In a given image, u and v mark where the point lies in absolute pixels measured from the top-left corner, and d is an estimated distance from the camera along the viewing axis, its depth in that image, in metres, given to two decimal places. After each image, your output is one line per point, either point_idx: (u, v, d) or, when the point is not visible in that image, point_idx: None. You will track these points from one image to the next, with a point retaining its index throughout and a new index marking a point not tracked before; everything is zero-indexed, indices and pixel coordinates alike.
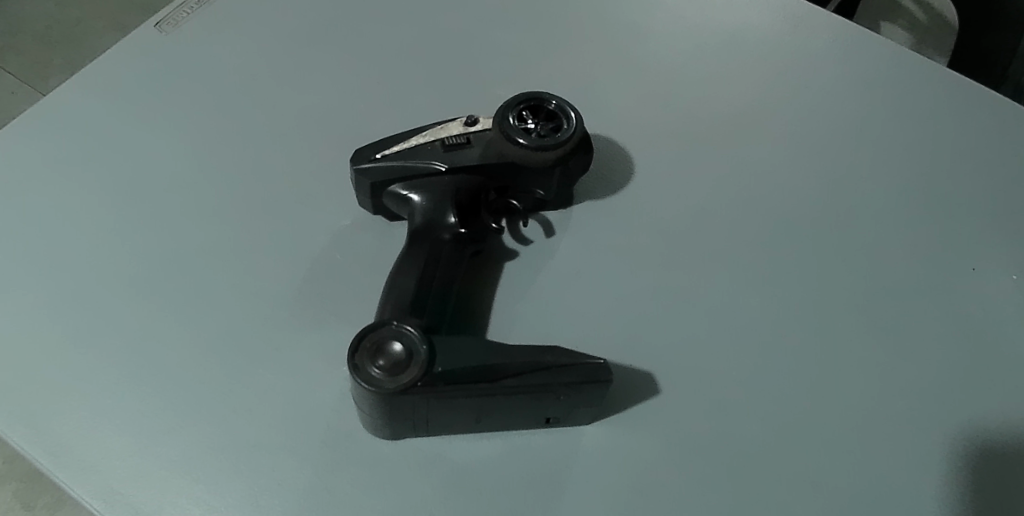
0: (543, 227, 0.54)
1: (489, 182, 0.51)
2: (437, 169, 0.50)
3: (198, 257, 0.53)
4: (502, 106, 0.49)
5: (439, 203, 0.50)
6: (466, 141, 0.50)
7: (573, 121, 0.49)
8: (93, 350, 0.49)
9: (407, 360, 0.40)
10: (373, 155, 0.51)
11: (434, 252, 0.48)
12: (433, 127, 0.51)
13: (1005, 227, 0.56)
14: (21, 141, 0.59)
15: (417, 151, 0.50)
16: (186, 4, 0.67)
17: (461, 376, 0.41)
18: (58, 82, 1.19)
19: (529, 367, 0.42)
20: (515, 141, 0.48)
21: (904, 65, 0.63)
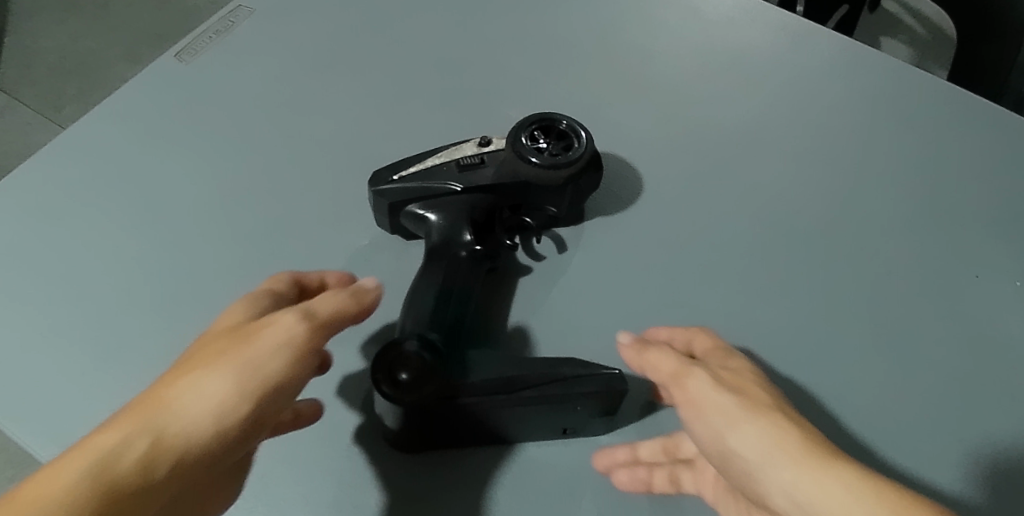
0: (555, 243, 0.56)
1: (504, 201, 0.52)
2: (454, 188, 0.51)
3: (219, 279, 0.55)
4: (514, 127, 0.51)
5: (456, 221, 0.51)
6: (481, 161, 0.52)
7: (584, 140, 0.51)
8: (124, 373, 0.51)
9: (430, 372, 0.42)
10: (391, 176, 0.53)
11: (451, 269, 0.49)
12: (448, 148, 0.53)
13: (1010, 234, 0.57)
14: (49, 170, 0.61)
15: (433, 172, 0.52)
16: (204, 34, 0.69)
17: (482, 387, 0.43)
18: (74, 114, 1.22)
19: (546, 379, 0.44)
20: (529, 161, 0.49)
21: (905, 79, 0.65)
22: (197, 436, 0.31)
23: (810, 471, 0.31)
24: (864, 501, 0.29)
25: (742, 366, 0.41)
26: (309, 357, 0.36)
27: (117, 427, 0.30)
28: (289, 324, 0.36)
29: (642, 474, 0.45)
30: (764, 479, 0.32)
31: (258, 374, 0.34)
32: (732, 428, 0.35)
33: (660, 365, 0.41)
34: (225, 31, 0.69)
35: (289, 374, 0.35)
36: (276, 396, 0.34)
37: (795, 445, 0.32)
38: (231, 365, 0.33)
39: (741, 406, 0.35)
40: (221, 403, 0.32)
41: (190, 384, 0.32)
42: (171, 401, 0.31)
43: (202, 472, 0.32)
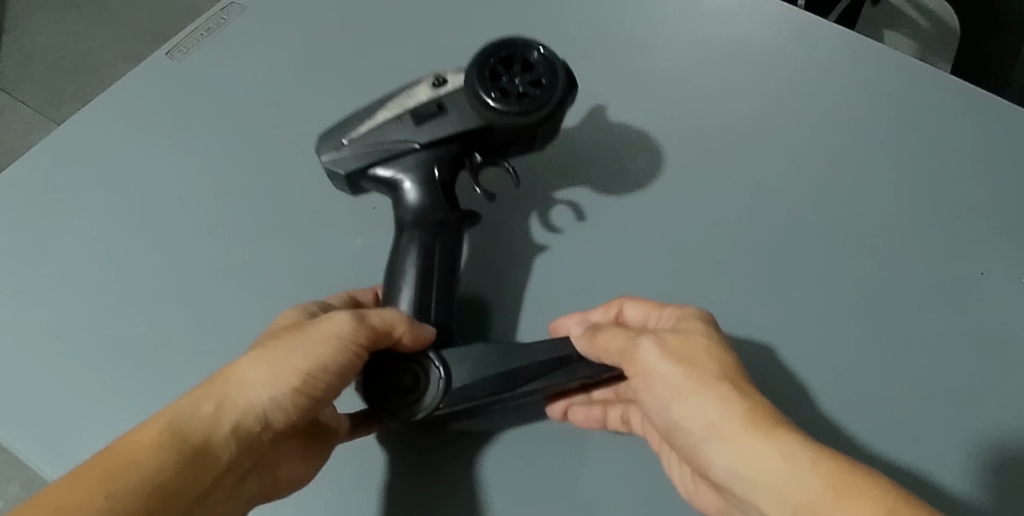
0: (576, 214, 0.58)
1: (469, 145, 0.50)
2: (411, 145, 0.49)
3: (208, 278, 0.54)
4: (467, 66, 0.47)
5: (423, 182, 0.50)
6: (438, 108, 0.49)
7: (547, 69, 0.47)
8: (110, 373, 0.50)
9: (423, 387, 0.44)
10: (341, 140, 0.51)
11: (425, 237, 0.48)
12: (400, 97, 0.50)
13: (1013, 227, 0.56)
14: (39, 170, 0.60)
15: (387, 127, 0.49)
16: (196, 31, 0.68)
17: (480, 390, 0.44)
18: (70, 112, 1.21)
19: (544, 369, 0.45)
20: (489, 105, 0.46)
21: (907, 67, 0.63)
22: (256, 404, 0.38)
23: (750, 442, 0.33)
24: (800, 474, 0.31)
25: (692, 326, 0.41)
26: (359, 348, 0.41)
27: (197, 391, 0.38)
28: (344, 316, 0.40)
29: (597, 414, 0.48)
30: (709, 448, 0.35)
31: (311, 357, 0.39)
32: (681, 402, 0.37)
33: (604, 340, 0.43)
34: (217, 27, 0.68)
35: (338, 358, 0.40)
36: (325, 377, 0.40)
37: (736, 416, 0.34)
38: (287, 348, 0.39)
39: (687, 378, 0.37)
40: (276, 379, 0.38)
41: (253, 361, 0.39)
42: (239, 375, 0.38)
43: (261, 435, 0.39)
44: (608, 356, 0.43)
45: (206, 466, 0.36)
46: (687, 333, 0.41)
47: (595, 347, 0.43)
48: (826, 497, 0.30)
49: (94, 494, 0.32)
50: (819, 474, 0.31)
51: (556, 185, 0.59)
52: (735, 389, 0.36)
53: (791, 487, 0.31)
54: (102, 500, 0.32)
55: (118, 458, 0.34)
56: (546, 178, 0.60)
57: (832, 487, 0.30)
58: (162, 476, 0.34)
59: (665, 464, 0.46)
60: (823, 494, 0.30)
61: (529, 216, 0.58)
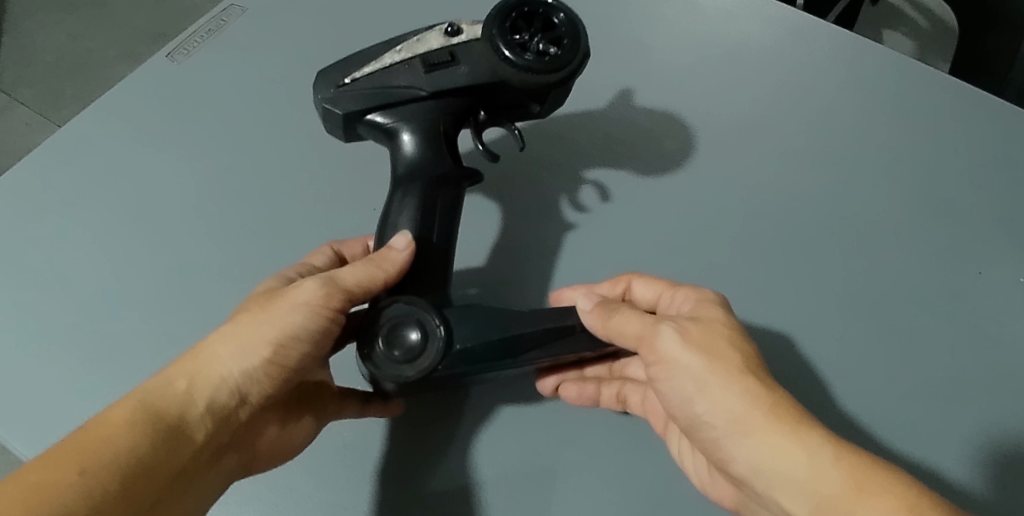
0: (601, 195, 0.58)
1: (478, 99, 0.48)
2: (420, 93, 0.46)
3: (209, 280, 0.54)
4: (489, 16, 0.45)
5: (426, 135, 0.47)
6: (451, 58, 0.46)
7: (570, 31, 0.45)
8: (114, 375, 0.51)
9: (423, 346, 0.40)
10: (342, 78, 0.47)
11: (428, 191, 0.46)
12: (409, 40, 0.47)
13: (1011, 227, 0.56)
14: (38, 172, 0.60)
15: (394, 72, 0.47)
16: (196, 33, 0.68)
17: (481, 355, 0.41)
18: (70, 113, 1.21)
19: (547, 338, 0.44)
20: (508, 60, 0.44)
21: (906, 67, 0.63)
22: (227, 377, 0.39)
23: (777, 440, 0.34)
24: (822, 470, 0.33)
25: (711, 314, 0.41)
26: (333, 310, 0.41)
27: (169, 370, 0.39)
28: (313, 282, 0.41)
29: (590, 391, 0.49)
30: (732, 441, 0.36)
31: (280, 327, 0.40)
32: (705, 395, 0.36)
33: (619, 321, 0.41)
34: (217, 29, 0.68)
35: (310, 324, 0.40)
36: (295, 347, 0.41)
37: (760, 414, 0.35)
38: (256, 320, 0.40)
39: (711, 369, 0.37)
40: (246, 351, 0.40)
41: (223, 337, 0.40)
42: (209, 351, 0.40)
43: (236, 405, 0.40)
44: (620, 337, 0.41)
45: (184, 440, 0.38)
46: (706, 320, 0.40)
47: (608, 328, 0.42)
48: (851, 497, 0.32)
49: (69, 471, 0.33)
50: (840, 470, 0.33)
51: (561, 184, 0.60)
52: (761, 384, 0.36)
53: (816, 485, 0.33)
54: (77, 476, 0.33)
55: (94, 438, 0.35)
56: (549, 177, 0.60)
57: (858, 487, 0.32)
58: (138, 451, 0.35)
59: (668, 445, 0.47)
60: (844, 489, 0.32)
61: (558, 197, 0.59)
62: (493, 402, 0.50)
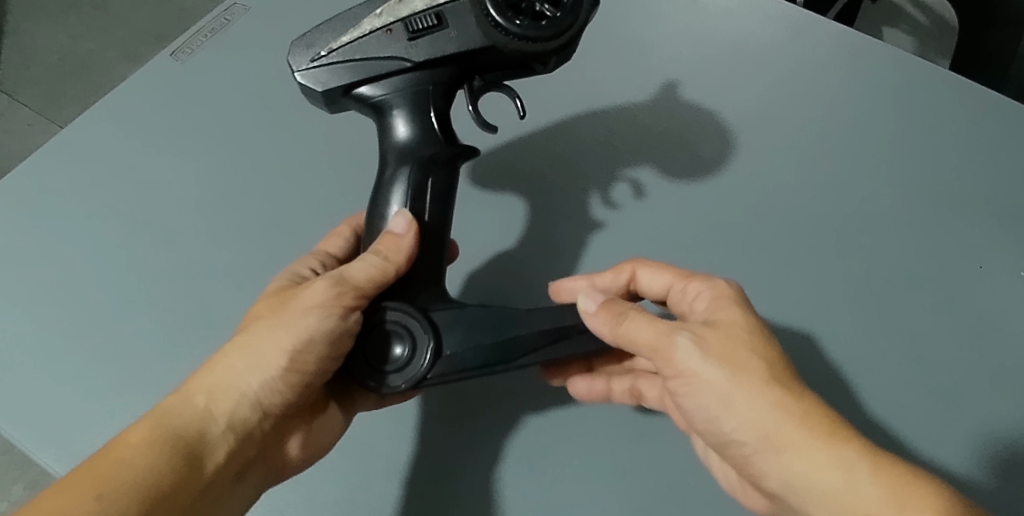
0: (634, 190, 0.59)
1: (469, 62, 0.45)
2: (404, 63, 0.44)
3: (215, 279, 0.55)
4: None
5: (416, 109, 0.45)
6: (437, 21, 0.43)
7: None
8: (120, 372, 0.51)
9: (410, 360, 0.40)
10: (318, 50, 0.45)
11: (421, 170, 0.44)
12: (390, 3, 0.44)
13: (1012, 222, 0.56)
14: (45, 173, 0.61)
15: (374, 39, 0.44)
16: (200, 32, 0.69)
17: (473, 361, 0.41)
18: (72, 113, 1.21)
19: (546, 340, 0.43)
20: (500, 26, 0.41)
21: (908, 62, 0.63)
22: (245, 392, 0.39)
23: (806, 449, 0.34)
24: (860, 486, 0.33)
25: (731, 318, 0.40)
26: (348, 308, 0.40)
27: (184, 389, 0.39)
28: (324, 282, 0.40)
29: (600, 388, 0.49)
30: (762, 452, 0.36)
31: (294, 332, 0.39)
32: (731, 408, 0.36)
33: (630, 328, 0.40)
34: (221, 28, 0.69)
35: (323, 324, 0.39)
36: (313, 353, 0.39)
37: (794, 430, 0.35)
38: (269, 330, 0.40)
39: (735, 384, 0.36)
40: (261, 362, 0.39)
41: (237, 349, 0.40)
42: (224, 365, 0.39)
43: (257, 416, 0.40)
44: (632, 343, 0.40)
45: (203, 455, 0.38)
46: (725, 326, 0.39)
47: (617, 333, 0.41)
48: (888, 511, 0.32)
49: (87, 498, 0.34)
50: (879, 488, 0.33)
51: (564, 179, 0.60)
52: (790, 395, 0.36)
53: (851, 498, 0.33)
54: (94, 502, 0.34)
55: (111, 462, 0.36)
56: (554, 172, 0.61)
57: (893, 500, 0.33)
58: (154, 472, 0.36)
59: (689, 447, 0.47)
60: (884, 504, 0.32)
61: (585, 192, 0.59)
62: (503, 402, 0.51)
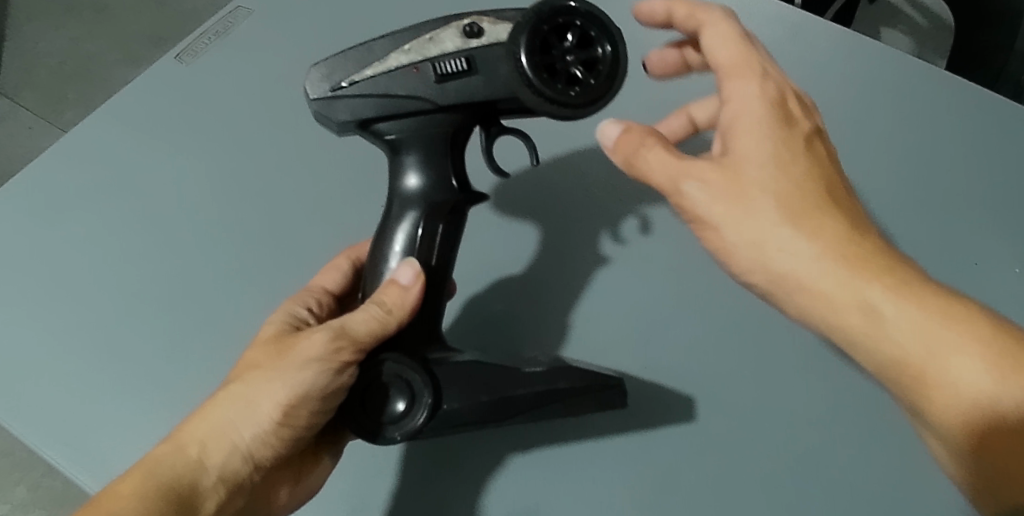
0: (640, 225, 0.58)
1: (490, 108, 0.45)
2: (427, 104, 0.44)
3: (223, 282, 0.56)
4: (516, 33, 0.40)
5: (429, 151, 0.46)
6: (467, 67, 0.43)
7: (607, 56, 0.41)
8: (131, 374, 0.53)
9: (408, 413, 0.42)
10: (339, 81, 0.44)
11: (428, 214, 0.46)
12: (418, 39, 0.43)
13: (1006, 220, 0.57)
14: (52, 176, 0.62)
15: (400, 76, 0.43)
16: (204, 36, 0.69)
17: (468, 417, 0.43)
18: (74, 117, 1.22)
19: (540, 399, 0.45)
20: (530, 86, 0.40)
21: (905, 62, 0.64)
22: (237, 444, 0.40)
23: (933, 324, 0.33)
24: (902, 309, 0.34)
25: (754, 150, 0.38)
26: (343, 363, 0.41)
27: (178, 437, 0.40)
28: (322, 335, 0.40)
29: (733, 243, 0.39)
30: (870, 339, 0.34)
31: (288, 387, 0.40)
32: (832, 308, 0.35)
33: (648, 163, 0.40)
34: (224, 31, 0.69)
35: (318, 379, 0.40)
36: (306, 404, 0.40)
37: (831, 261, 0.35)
38: (264, 380, 0.40)
39: (768, 215, 0.36)
40: (254, 415, 0.40)
41: (232, 398, 0.41)
42: (217, 414, 0.40)
43: (247, 466, 0.41)
44: (648, 177, 0.41)
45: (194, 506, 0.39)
46: (738, 158, 0.38)
47: (636, 169, 0.41)
48: (982, 366, 0.32)
49: None
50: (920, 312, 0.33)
51: (569, 196, 0.60)
52: (820, 231, 0.36)
53: (879, 334, 0.34)
54: None
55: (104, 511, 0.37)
56: (562, 189, 0.61)
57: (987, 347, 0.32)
58: None
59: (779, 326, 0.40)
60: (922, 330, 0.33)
61: (589, 203, 0.60)
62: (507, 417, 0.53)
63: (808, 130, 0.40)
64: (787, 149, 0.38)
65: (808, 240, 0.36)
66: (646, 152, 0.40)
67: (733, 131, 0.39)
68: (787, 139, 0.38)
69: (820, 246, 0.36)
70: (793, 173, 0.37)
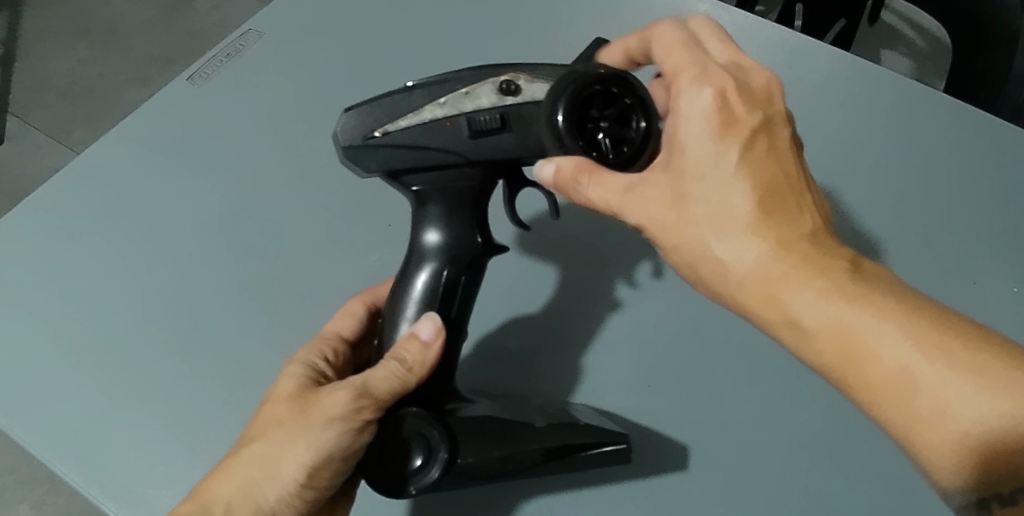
0: (650, 267, 0.59)
1: (515, 164, 0.46)
2: (459, 158, 0.45)
3: (234, 300, 0.58)
4: (558, 92, 0.41)
5: (452, 205, 0.48)
6: (501, 123, 0.43)
7: (639, 131, 0.41)
8: (144, 389, 0.54)
9: (425, 468, 0.43)
10: (371, 131, 0.45)
11: (454, 268, 0.48)
12: (455, 94, 0.43)
13: (1006, 238, 0.58)
14: (66, 195, 0.63)
15: (434, 130, 0.44)
16: (215, 57, 0.71)
17: (481, 472, 0.45)
18: (83, 136, 1.24)
19: (549, 456, 0.47)
20: (561, 146, 0.41)
21: (904, 85, 0.65)
22: (261, 505, 0.41)
23: (847, 308, 0.34)
24: (836, 304, 0.34)
25: (693, 159, 0.38)
26: (364, 421, 0.41)
27: (202, 498, 0.41)
28: (344, 394, 0.41)
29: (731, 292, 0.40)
30: (801, 347, 0.36)
31: (312, 447, 0.40)
32: (760, 317, 0.37)
33: (593, 194, 0.40)
34: (234, 52, 0.71)
35: (340, 439, 0.41)
36: (329, 465, 0.41)
37: (771, 262, 0.36)
38: (285, 442, 0.41)
39: (711, 227, 0.37)
40: (277, 478, 0.41)
41: (254, 458, 0.41)
42: (240, 476, 0.41)
43: None
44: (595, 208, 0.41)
45: None
46: (681, 170, 0.38)
47: (582, 201, 0.41)
48: (911, 348, 0.32)
49: None
50: (854, 306, 0.34)
51: (583, 236, 0.61)
52: (766, 239, 0.36)
53: (805, 344, 0.35)
54: None
55: None
56: (579, 229, 0.62)
57: (909, 334, 0.32)
58: None
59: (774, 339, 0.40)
60: (860, 317, 0.33)
61: (602, 238, 0.61)
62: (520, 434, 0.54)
63: (752, 127, 0.38)
64: (722, 157, 0.37)
65: (738, 252, 0.37)
66: (584, 188, 0.40)
67: (677, 145, 0.39)
68: (725, 146, 0.37)
69: (766, 247, 0.36)
70: (733, 187, 0.37)
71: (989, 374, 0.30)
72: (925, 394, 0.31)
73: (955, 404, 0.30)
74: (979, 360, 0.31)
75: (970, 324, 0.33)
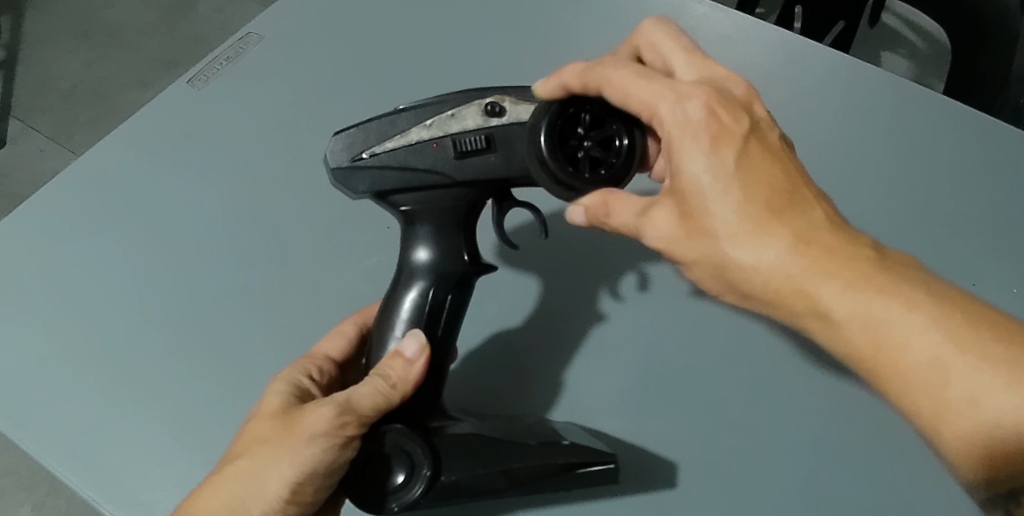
0: (639, 280, 0.59)
1: (505, 183, 0.46)
2: (446, 179, 0.45)
3: (232, 302, 0.58)
4: (540, 114, 0.42)
5: (440, 224, 0.48)
6: (487, 144, 0.44)
7: (622, 149, 0.42)
8: (141, 391, 0.54)
9: (405, 484, 0.43)
10: (359, 151, 0.46)
11: (440, 287, 0.48)
12: (441, 116, 0.44)
13: (1003, 240, 0.58)
14: (65, 197, 0.63)
15: (421, 151, 0.45)
16: (214, 61, 0.71)
17: (467, 489, 0.45)
18: (84, 139, 1.24)
19: (538, 472, 0.46)
20: (544, 163, 0.42)
21: (902, 88, 0.65)
22: None
23: (871, 301, 0.34)
24: (866, 299, 0.34)
25: (691, 179, 0.38)
26: (348, 437, 0.41)
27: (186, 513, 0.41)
28: (328, 410, 0.41)
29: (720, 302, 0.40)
30: (832, 341, 0.36)
31: (295, 464, 0.40)
32: (785, 309, 0.37)
33: (619, 211, 0.41)
34: (234, 55, 0.71)
35: (325, 455, 0.41)
36: (314, 479, 0.41)
37: (798, 261, 0.36)
38: (269, 457, 0.41)
39: (740, 223, 0.37)
40: (262, 492, 0.41)
41: (239, 474, 0.41)
42: (224, 491, 0.41)
43: None
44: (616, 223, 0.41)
45: None
46: (682, 181, 0.38)
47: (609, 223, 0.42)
48: (944, 345, 0.33)
49: None
50: (878, 299, 0.34)
51: (573, 249, 0.61)
52: (791, 232, 0.36)
53: (836, 339, 0.36)
54: None
55: None
56: (572, 241, 0.61)
57: (938, 327, 0.33)
58: None
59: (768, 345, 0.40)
60: (895, 310, 0.34)
61: (598, 247, 0.61)
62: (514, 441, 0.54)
63: (741, 134, 0.38)
64: (720, 171, 0.37)
65: (763, 253, 0.36)
66: (611, 214, 0.41)
67: (675, 164, 0.38)
68: (720, 156, 0.37)
69: (785, 245, 0.36)
70: (731, 199, 0.37)
71: (1020, 368, 0.32)
72: (957, 385, 0.32)
73: (987, 399, 0.32)
74: (1009, 353, 0.32)
75: (996, 317, 0.34)
